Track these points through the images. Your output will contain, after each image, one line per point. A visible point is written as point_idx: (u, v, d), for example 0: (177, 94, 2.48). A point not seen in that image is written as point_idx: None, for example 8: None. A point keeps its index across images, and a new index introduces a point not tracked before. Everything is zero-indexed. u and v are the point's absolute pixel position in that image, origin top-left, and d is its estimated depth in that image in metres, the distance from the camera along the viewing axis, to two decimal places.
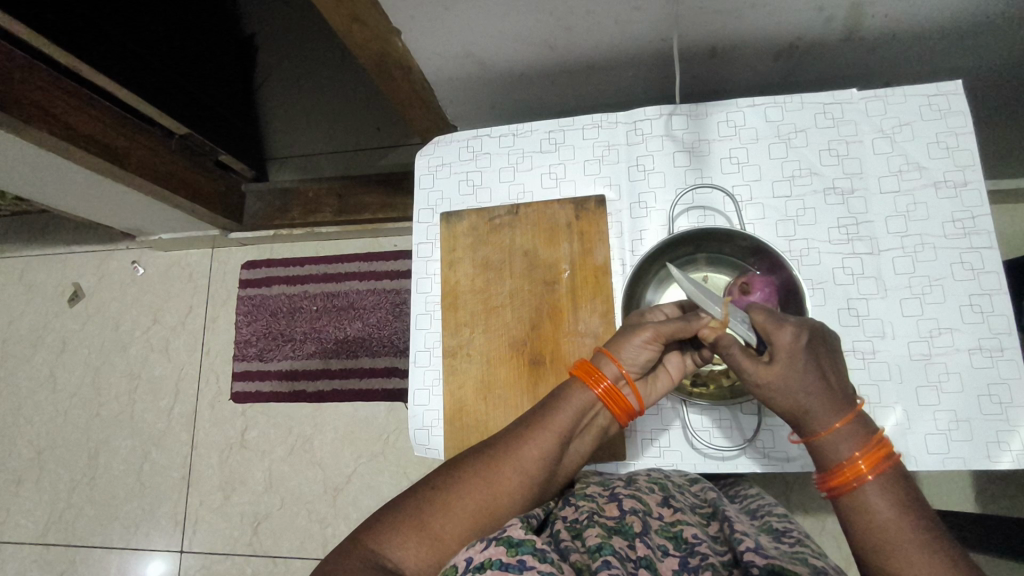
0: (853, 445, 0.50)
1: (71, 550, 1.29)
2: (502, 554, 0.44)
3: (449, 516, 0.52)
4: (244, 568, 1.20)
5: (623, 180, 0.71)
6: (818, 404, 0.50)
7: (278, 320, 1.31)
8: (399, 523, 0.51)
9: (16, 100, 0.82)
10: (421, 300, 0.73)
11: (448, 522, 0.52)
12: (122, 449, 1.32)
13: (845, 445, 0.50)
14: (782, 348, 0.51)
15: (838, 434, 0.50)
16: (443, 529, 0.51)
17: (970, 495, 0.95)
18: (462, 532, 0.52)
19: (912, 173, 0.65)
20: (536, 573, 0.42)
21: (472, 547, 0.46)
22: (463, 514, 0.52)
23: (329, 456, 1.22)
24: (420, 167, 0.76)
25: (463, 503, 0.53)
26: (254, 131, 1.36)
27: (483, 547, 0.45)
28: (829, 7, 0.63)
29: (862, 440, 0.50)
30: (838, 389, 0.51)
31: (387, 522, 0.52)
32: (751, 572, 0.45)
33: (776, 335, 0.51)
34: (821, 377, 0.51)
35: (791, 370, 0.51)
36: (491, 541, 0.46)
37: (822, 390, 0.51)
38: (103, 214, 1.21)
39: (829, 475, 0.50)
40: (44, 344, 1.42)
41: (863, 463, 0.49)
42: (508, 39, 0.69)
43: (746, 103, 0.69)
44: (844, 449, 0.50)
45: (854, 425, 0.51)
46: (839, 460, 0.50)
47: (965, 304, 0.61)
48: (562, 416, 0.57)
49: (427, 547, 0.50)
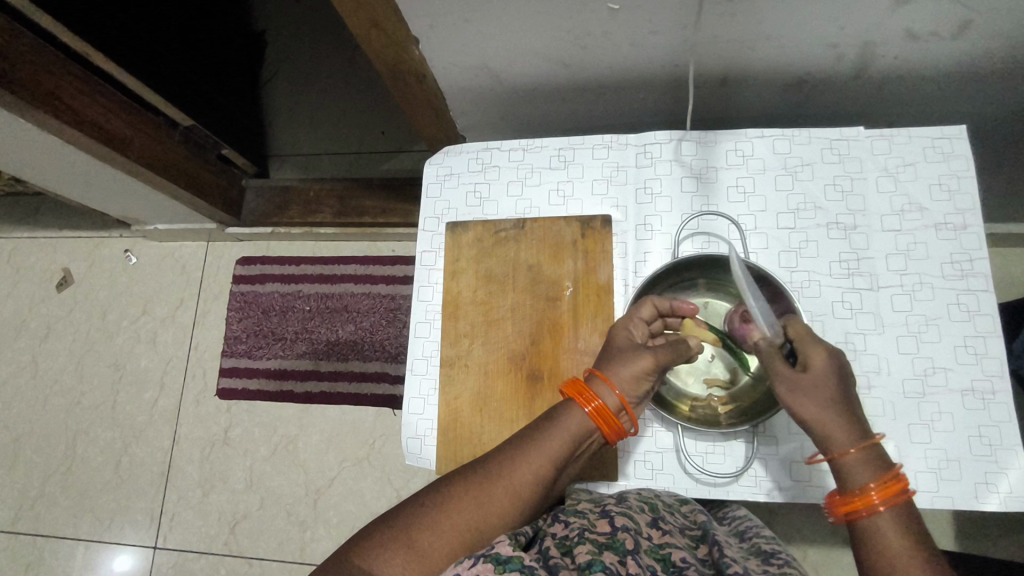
0: (868, 475, 0.51)
1: (41, 541, 1.26)
2: (490, 571, 0.44)
3: (437, 534, 0.51)
4: (218, 568, 1.18)
5: (631, 202, 0.71)
6: (842, 418, 0.52)
7: (270, 318, 1.30)
8: (388, 539, 0.51)
9: (22, 81, 0.82)
10: (421, 309, 0.73)
11: (436, 541, 0.51)
12: (101, 440, 1.30)
13: (862, 472, 0.51)
14: (814, 361, 0.54)
15: (856, 458, 0.51)
16: (431, 546, 0.51)
17: (951, 533, 0.96)
18: (450, 551, 0.51)
19: (914, 213, 0.66)
20: None
21: (459, 564, 0.45)
22: (452, 532, 0.52)
23: (313, 459, 1.21)
24: (429, 176, 0.76)
25: (452, 522, 0.52)
26: (258, 127, 1.35)
27: (471, 564, 0.45)
28: (841, 46, 0.64)
29: (878, 472, 0.51)
30: (862, 414, 0.53)
31: (375, 537, 0.51)
32: None
33: (811, 347, 0.54)
34: (846, 394, 0.53)
35: (822, 379, 0.53)
36: (479, 558, 0.45)
37: (847, 406, 0.52)
38: (100, 201, 1.20)
39: (840, 502, 0.51)
40: (28, 328, 1.39)
41: (874, 494, 0.50)
42: (525, 55, 0.69)
43: (755, 134, 0.70)
44: (861, 476, 0.51)
45: (873, 455, 0.51)
46: (853, 487, 0.51)
47: (960, 345, 0.62)
48: (557, 439, 0.57)
49: (414, 564, 0.50)
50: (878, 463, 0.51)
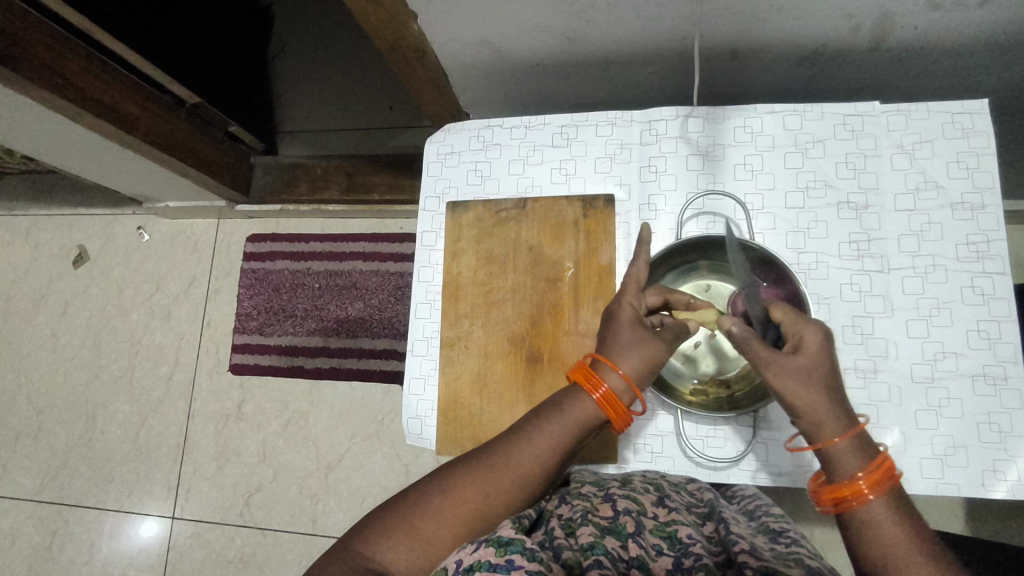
0: (857, 461, 0.50)
1: (65, 509, 1.30)
2: (491, 554, 0.44)
3: (441, 522, 0.52)
4: (234, 539, 1.21)
5: (634, 181, 0.69)
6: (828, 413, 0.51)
7: (281, 295, 1.31)
8: (391, 528, 0.51)
9: (25, 59, 0.81)
10: (422, 290, 0.72)
11: (441, 528, 0.52)
12: (119, 413, 1.33)
13: (849, 459, 0.50)
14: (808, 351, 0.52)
15: (843, 447, 0.50)
16: (434, 534, 0.51)
17: (961, 516, 0.95)
18: (453, 538, 0.52)
19: (929, 192, 0.63)
20: (523, 573, 0.42)
21: (460, 550, 0.46)
22: (455, 519, 0.52)
23: (324, 434, 1.23)
24: (430, 153, 0.75)
25: (455, 510, 0.53)
26: (265, 103, 1.34)
27: (473, 550, 0.45)
28: (857, 15, 0.61)
29: (865, 458, 0.50)
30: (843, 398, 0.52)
31: (377, 526, 0.52)
32: (744, 573, 0.44)
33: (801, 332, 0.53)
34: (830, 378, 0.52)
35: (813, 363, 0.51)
36: (481, 543, 0.46)
37: (836, 395, 0.51)
38: (112, 179, 1.21)
39: (831, 488, 0.50)
40: (47, 304, 1.42)
41: (865, 480, 0.49)
42: (527, 29, 0.67)
43: (765, 109, 0.67)
44: (849, 464, 0.50)
45: (857, 442, 0.50)
46: (843, 475, 0.50)
47: (973, 329, 0.60)
48: (558, 427, 0.57)
49: (418, 552, 0.50)
50: (862, 450, 0.50)
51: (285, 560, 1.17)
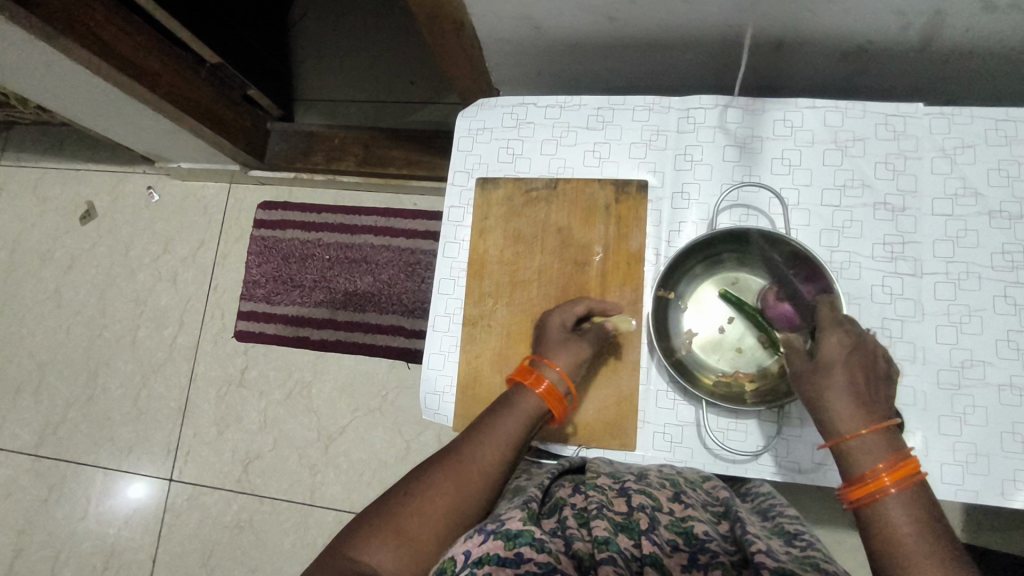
0: (879, 458, 0.49)
1: (62, 464, 1.30)
2: (500, 548, 0.44)
3: (424, 518, 0.52)
4: (231, 504, 1.21)
5: (668, 168, 0.69)
6: (846, 408, 0.50)
7: (290, 264, 1.30)
8: (373, 532, 0.52)
9: (49, 7, 0.79)
10: (446, 265, 0.71)
11: (425, 525, 0.52)
12: (121, 372, 1.32)
13: (870, 456, 0.49)
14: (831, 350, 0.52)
15: (861, 443, 0.50)
16: (420, 531, 0.52)
17: (961, 523, 0.96)
18: (439, 533, 0.52)
19: (968, 199, 0.63)
20: (533, 567, 0.42)
21: (469, 540, 0.45)
22: (436, 515, 0.53)
23: (326, 406, 1.22)
24: (460, 128, 0.74)
25: (436, 505, 0.53)
26: (285, 68, 1.32)
27: (481, 541, 0.45)
28: (910, 14, 0.60)
29: (888, 454, 0.49)
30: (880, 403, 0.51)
31: (361, 534, 0.52)
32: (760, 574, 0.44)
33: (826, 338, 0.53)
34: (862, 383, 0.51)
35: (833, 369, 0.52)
36: (490, 534, 0.45)
37: (862, 397, 0.51)
38: (126, 135, 1.19)
39: (851, 486, 0.50)
40: (52, 258, 1.40)
41: (885, 477, 0.48)
42: (569, 6, 0.66)
43: (806, 103, 0.66)
44: (870, 462, 0.49)
45: (883, 439, 0.50)
46: (862, 471, 0.50)
47: (1002, 339, 0.60)
48: (518, 415, 0.58)
49: (406, 551, 0.51)
50: (886, 446, 0.50)
51: (281, 528, 1.18)
